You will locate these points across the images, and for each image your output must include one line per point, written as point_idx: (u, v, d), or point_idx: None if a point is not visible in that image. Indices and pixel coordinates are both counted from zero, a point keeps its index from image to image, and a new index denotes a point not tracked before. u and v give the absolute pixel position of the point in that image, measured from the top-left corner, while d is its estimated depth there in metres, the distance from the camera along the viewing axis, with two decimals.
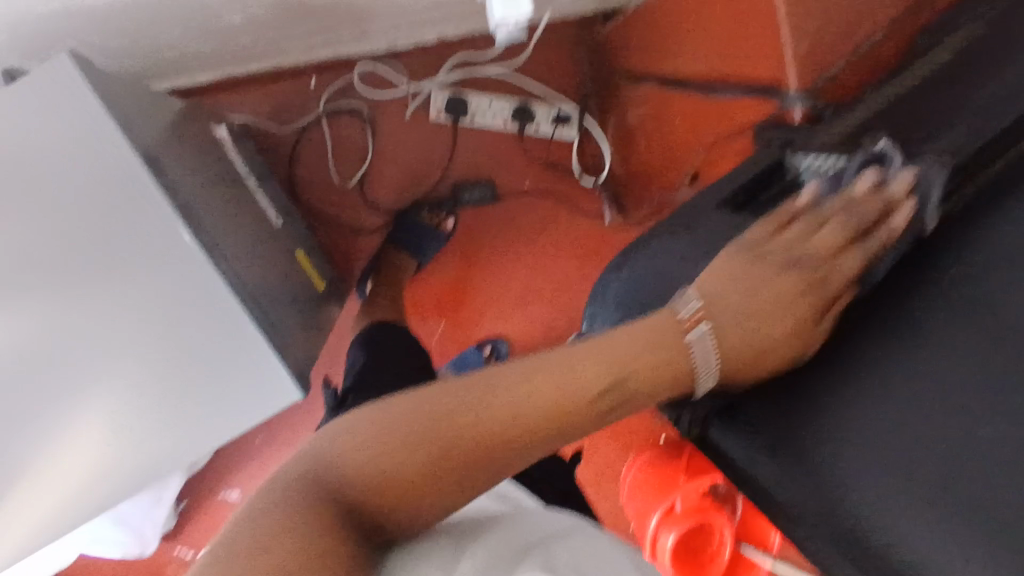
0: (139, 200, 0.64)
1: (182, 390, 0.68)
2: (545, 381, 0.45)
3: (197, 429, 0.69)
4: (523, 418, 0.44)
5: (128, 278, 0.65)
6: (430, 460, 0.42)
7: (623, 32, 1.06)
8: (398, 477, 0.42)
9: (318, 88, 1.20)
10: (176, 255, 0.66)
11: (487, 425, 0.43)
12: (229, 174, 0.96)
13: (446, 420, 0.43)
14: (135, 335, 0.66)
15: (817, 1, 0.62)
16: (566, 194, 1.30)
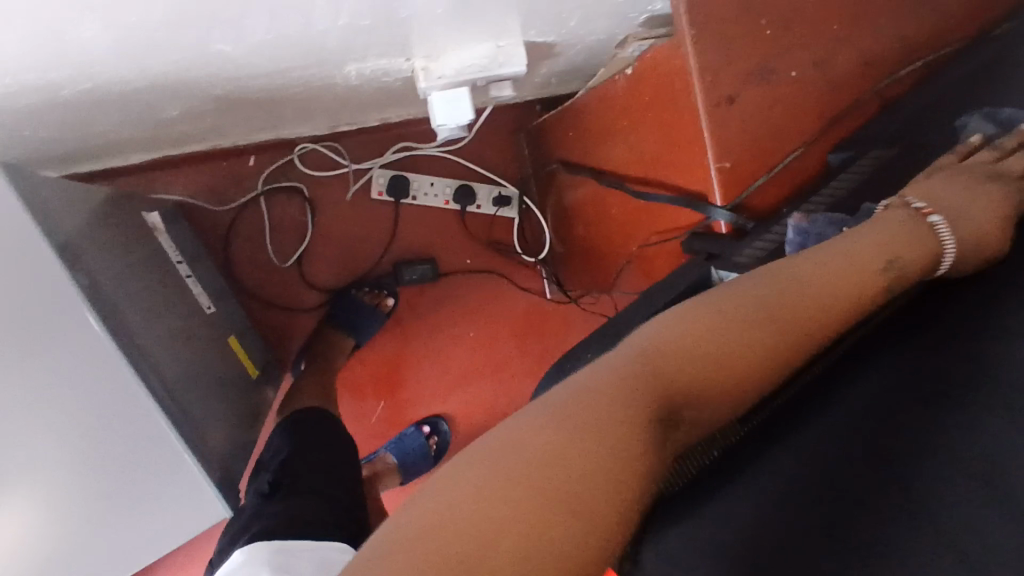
0: (61, 314, 0.57)
1: (105, 505, 0.63)
2: (746, 326, 0.42)
3: (125, 543, 0.65)
4: (741, 346, 0.41)
5: (37, 397, 0.57)
6: (655, 412, 0.37)
7: (559, 124, 1.10)
8: (648, 385, 0.38)
9: (257, 167, 1.19)
10: (100, 372, 0.60)
11: (689, 353, 0.40)
12: (160, 261, 0.92)
13: (591, 403, 0.35)
14: (36, 462, 0.58)
15: (737, 124, 0.67)
16: (506, 271, 1.32)
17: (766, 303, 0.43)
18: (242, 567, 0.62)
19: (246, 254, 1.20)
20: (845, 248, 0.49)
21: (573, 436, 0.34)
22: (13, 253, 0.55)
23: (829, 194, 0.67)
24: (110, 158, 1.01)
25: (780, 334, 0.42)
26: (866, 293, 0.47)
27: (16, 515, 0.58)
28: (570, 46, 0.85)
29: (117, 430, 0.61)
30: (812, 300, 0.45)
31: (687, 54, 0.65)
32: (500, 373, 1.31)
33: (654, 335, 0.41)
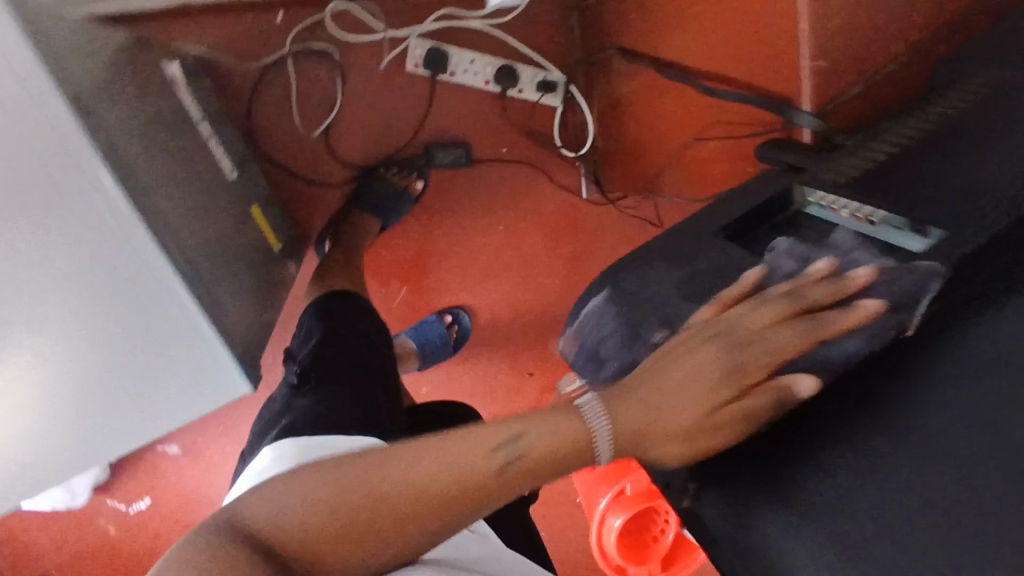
0: (70, 168, 0.53)
1: (130, 373, 0.62)
2: (456, 449, 0.48)
3: (151, 413, 0.65)
4: (448, 479, 0.47)
5: (52, 253, 0.55)
6: (338, 528, 0.47)
7: (620, 2, 0.98)
8: (316, 520, 0.47)
9: (284, 25, 1.09)
10: (113, 232, 0.56)
11: (392, 493, 0.47)
12: (179, 119, 0.87)
13: (376, 469, 0.48)
14: (57, 318, 0.57)
15: (837, 15, 0.58)
16: (542, 164, 1.24)
17: (391, 459, 0.48)
18: (274, 465, 0.59)
19: (271, 121, 1.13)
20: (658, 387, 0.45)
21: (335, 503, 0.47)
22: (23, 102, 0.50)
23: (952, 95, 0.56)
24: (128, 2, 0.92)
25: (454, 472, 0.47)
26: (690, 441, 0.44)
27: (43, 363, 0.59)
28: None
29: (140, 300, 0.60)
30: (440, 469, 0.47)
31: None
32: (527, 271, 1.27)
33: (418, 447, 0.49)
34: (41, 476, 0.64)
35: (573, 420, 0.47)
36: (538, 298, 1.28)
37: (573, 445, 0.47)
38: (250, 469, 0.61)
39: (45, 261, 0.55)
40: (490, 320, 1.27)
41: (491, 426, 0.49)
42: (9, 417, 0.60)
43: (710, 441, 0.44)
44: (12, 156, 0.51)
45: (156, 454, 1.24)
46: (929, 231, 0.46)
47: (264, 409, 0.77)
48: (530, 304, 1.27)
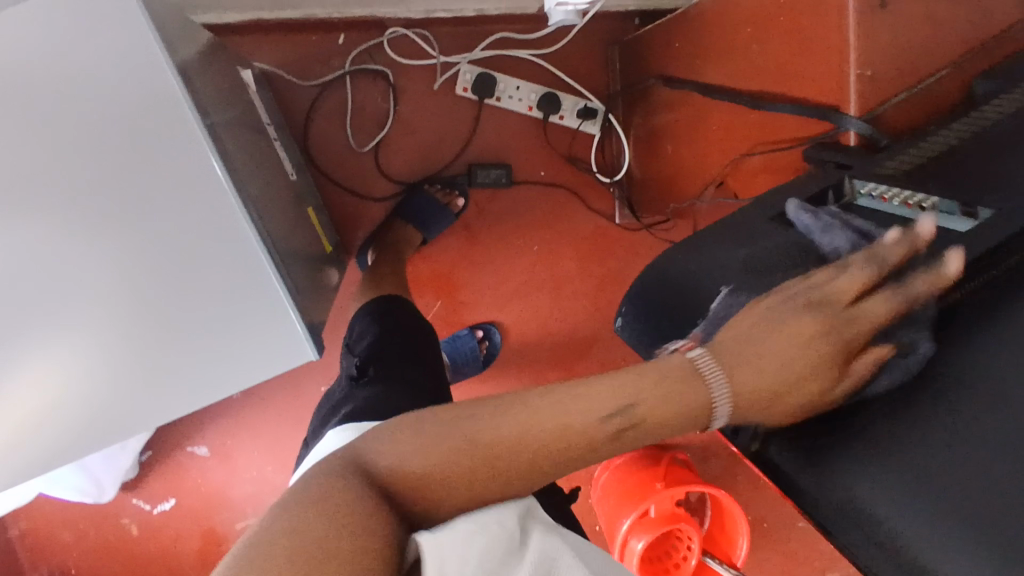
0: (176, 127, 0.58)
1: (205, 320, 0.65)
2: (562, 408, 0.48)
3: (220, 363, 0.67)
4: (554, 437, 0.47)
5: (159, 204, 0.60)
6: (443, 486, 0.46)
7: (663, 36, 1.05)
8: (413, 478, 0.46)
9: (346, 45, 1.16)
10: (208, 191, 0.61)
11: (497, 443, 0.47)
12: (253, 121, 0.93)
13: (478, 429, 0.47)
14: (153, 269, 0.62)
15: (886, 33, 0.62)
16: (578, 189, 1.29)
17: (499, 412, 0.48)
18: (337, 449, 0.63)
19: (325, 134, 1.19)
20: (616, 380, 0.49)
21: (435, 460, 0.46)
22: (139, 56, 0.56)
23: (985, 112, 0.61)
24: (213, 12, 1.00)
25: (554, 431, 0.47)
26: (581, 421, 0.47)
27: (136, 313, 0.63)
28: None
29: (223, 247, 0.63)
30: (544, 422, 0.47)
31: None
32: (559, 291, 1.30)
33: (510, 405, 0.48)
34: (112, 427, 0.65)
35: (695, 383, 0.47)
36: (567, 319, 1.31)
37: (680, 412, 0.48)
38: (317, 454, 0.66)
39: (143, 207, 0.60)
40: (520, 338, 1.30)
41: (586, 415, 0.47)
42: (95, 358, 0.63)
43: (545, 419, 0.47)
44: (131, 94, 0.57)
45: (184, 456, 1.24)
46: (980, 212, 0.51)
47: (323, 403, 0.80)
48: (559, 325, 1.31)
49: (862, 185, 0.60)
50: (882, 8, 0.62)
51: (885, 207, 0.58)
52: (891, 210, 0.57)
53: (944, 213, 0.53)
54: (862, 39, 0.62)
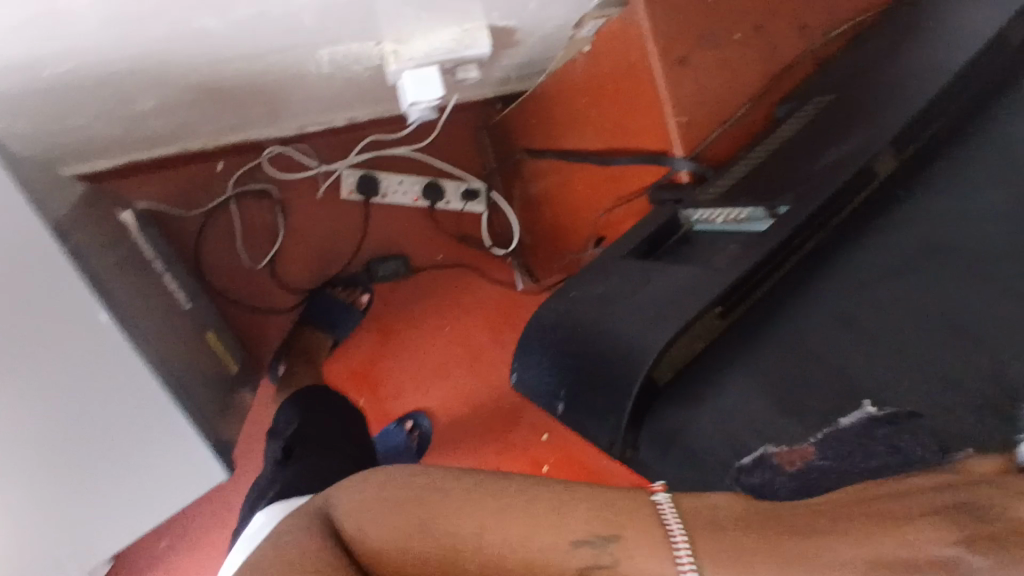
0: (48, 277, 0.59)
1: (106, 463, 0.63)
2: (534, 515, 0.46)
3: (127, 504, 0.65)
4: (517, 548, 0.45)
5: (39, 357, 0.59)
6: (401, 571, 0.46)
7: (521, 114, 1.14)
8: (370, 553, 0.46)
9: (226, 171, 1.20)
10: (91, 332, 0.61)
11: (463, 539, 0.46)
12: (138, 259, 0.94)
13: (443, 516, 0.47)
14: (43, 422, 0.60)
15: (691, 83, 0.71)
16: (476, 264, 1.35)
17: (473, 509, 0.47)
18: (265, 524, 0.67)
19: (218, 258, 1.20)
20: (596, 498, 0.46)
21: (395, 534, 0.46)
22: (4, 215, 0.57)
23: (786, 133, 0.71)
24: (83, 162, 1.01)
25: (516, 541, 0.45)
26: (544, 536, 0.45)
27: (31, 470, 0.61)
28: (529, 33, 0.92)
29: (114, 386, 0.63)
30: (507, 532, 0.45)
31: (637, 17, 0.71)
32: (478, 364, 1.33)
33: (486, 497, 0.47)
34: None
35: (647, 513, 0.45)
36: (492, 390, 1.33)
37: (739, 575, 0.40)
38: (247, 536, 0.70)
39: (24, 363, 0.59)
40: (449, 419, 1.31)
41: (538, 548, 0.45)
42: None
43: (517, 532, 0.45)
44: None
45: None
46: (777, 210, 0.59)
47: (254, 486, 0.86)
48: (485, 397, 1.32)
49: (692, 214, 0.68)
50: (682, 63, 0.71)
51: (707, 226, 0.66)
52: (711, 226, 0.65)
53: (754, 220, 0.61)
54: (672, 92, 0.71)
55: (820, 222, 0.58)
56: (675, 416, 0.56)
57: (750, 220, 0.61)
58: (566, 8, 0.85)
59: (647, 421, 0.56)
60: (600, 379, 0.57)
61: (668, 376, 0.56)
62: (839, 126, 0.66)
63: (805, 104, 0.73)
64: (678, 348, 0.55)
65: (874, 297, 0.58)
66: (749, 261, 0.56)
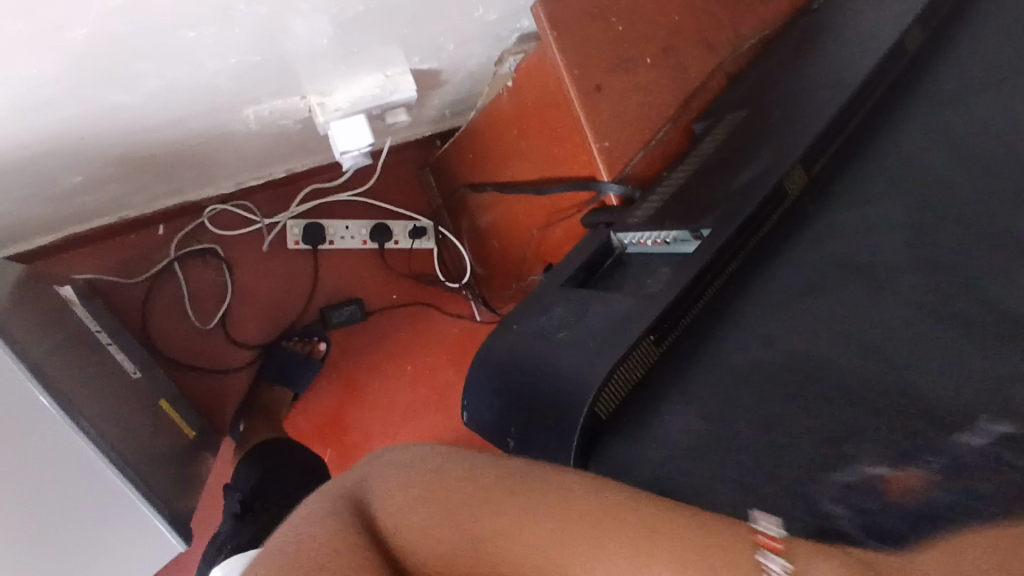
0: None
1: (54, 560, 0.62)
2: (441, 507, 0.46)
3: None
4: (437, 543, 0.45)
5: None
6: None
7: (458, 150, 1.16)
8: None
9: (167, 235, 1.18)
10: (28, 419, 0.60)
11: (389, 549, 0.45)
12: (83, 336, 0.92)
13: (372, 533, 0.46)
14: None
15: (609, 111, 0.74)
16: (432, 301, 1.35)
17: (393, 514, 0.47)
18: None
19: (167, 323, 1.18)
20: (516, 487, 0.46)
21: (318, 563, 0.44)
22: None
23: (703, 150, 0.74)
24: (18, 242, 0.99)
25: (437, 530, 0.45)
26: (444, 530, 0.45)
27: None
28: (455, 73, 0.94)
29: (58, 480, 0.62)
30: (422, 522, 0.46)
31: (550, 51, 0.73)
32: (444, 401, 1.32)
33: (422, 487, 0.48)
34: None
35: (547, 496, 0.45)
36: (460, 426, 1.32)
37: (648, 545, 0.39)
38: None
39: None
40: None
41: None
42: None
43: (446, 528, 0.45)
44: None
45: None
46: (703, 232, 0.63)
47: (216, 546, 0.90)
48: (454, 434, 1.32)
49: (624, 237, 0.70)
50: (598, 92, 0.73)
51: (641, 249, 0.69)
52: (646, 249, 0.68)
53: (683, 242, 0.65)
54: (593, 121, 0.73)
55: (738, 244, 0.64)
56: (622, 453, 0.58)
57: (678, 242, 0.65)
58: (485, 45, 0.87)
59: (593, 457, 0.58)
60: (547, 410, 0.59)
61: (611, 413, 0.58)
62: (750, 143, 0.70)
63: (719, 121, 0.76)
64: (617, 382, 0.57)
65: (798, 311, 0.63)
66: (676, 290, 0.60)
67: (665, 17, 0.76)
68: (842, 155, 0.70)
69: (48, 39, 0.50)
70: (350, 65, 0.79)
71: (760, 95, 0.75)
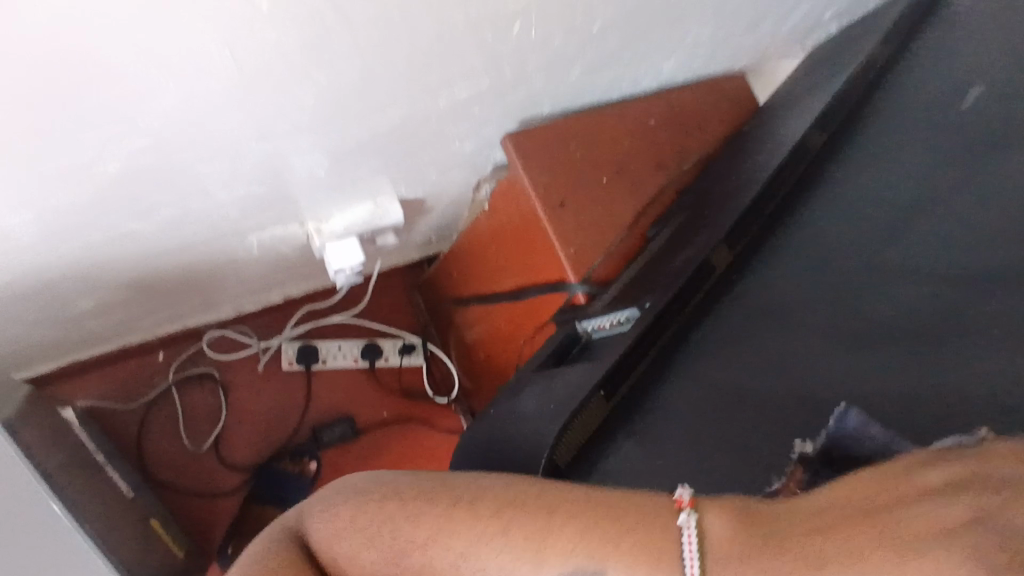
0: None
1: None
2: None
3: None
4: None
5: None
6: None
7: (444, 270, 1.25)
8: None
9: (166, 360, 1.24)
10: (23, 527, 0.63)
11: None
12: (82, 455, 0.95)
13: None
14: None
15: (572, 223, 0.83)
16: (422, 415, 1.38)
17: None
18: None
19: (161, 446, 1.20)
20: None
21: None
22: None
23: (652, 250, 0.84)
24: (32, 364, 1.06)
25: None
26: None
27: None
28: (438, 200, 1.05)
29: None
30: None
31: (518, 174, 0.85)
32: None
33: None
34: None
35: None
36: None
37: None
38: None
39: None
40: None
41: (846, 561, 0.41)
42: None
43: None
44: None
45: None
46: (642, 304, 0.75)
47: None
48: None
49: (588, 325, 0.79)
50: (562, 206, 0.84)
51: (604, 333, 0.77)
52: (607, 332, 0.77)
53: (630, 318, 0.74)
54: (558, 230, 0.83)
55: (674, 310, 0.76)
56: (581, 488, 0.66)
57: (630, 321, 0.74)
58: (463, 175, 0.99)
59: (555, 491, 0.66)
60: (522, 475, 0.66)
61: (570, 458, 0.66)
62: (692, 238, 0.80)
63: (666, 225, 0.86)
64: (573, 433, 0.66)
65: (735, 351, 0.75)
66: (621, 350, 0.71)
67: (615, 144, 0.89)
68: (764, 234, 0.82)
69: (83, 172, 0.60)
70: (345, 193, 0.90)
71: (703, 204, 0.85)
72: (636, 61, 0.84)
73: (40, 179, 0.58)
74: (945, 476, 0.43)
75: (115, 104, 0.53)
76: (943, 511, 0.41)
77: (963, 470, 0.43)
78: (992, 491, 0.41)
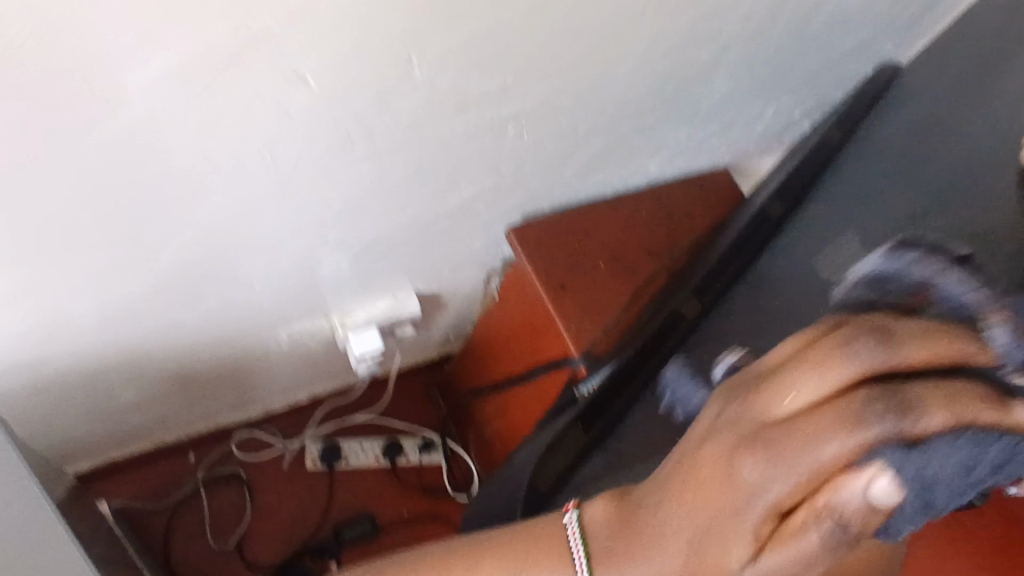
0: None
1: None
2: None
3: None
4: None
5: None
6: None
7: (461, 364, 1.31)
8: None
9: (196, 460, 1.28)
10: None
11: None
12: (113, 548, 0.99)
13: None
14: None
15: (570, 303, 0.91)
16: (443, 514, 1.39)
17: None
18: None
19: (187, 547, 1.24)
20: None
21: None
22: None
23: (639, 319, 0.90)
24: (84, 457, 1.14)
25: None
26: None
27: None
28: (453, 294, 1.14)
29: None
30: None
31: (522, 261, 0.94)
32: None
33: None
34: None
35: None
36: None
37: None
38: None
39: None
40: None
41: (720, 548, 0.46)
42: None
43: None
44: None
45: None
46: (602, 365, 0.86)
47: None
48: None
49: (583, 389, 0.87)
50: (562, 289, 0.92)
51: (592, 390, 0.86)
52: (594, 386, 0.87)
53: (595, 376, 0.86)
54: (559, 310, 0.90)
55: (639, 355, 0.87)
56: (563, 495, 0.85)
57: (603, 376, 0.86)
58: (475, 268, 1.08)
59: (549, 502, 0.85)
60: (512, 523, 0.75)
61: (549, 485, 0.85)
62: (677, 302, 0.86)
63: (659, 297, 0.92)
64: (551, 462, 0.86)
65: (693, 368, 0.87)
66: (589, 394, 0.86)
67: (609, 234, 0.98)
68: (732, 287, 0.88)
69: (141, 261, 0.71)
70: (367, 288, 0.99)
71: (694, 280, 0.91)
72: (624, 160, 0.94)
73: (105, 265, 0.69)
74: (819, 347, 0.42)
75: (170, 200, 0.64)
76: (804, 408, 0.41)
77: (844, 367, 0.40)
78: (842, 369, 0.41)
